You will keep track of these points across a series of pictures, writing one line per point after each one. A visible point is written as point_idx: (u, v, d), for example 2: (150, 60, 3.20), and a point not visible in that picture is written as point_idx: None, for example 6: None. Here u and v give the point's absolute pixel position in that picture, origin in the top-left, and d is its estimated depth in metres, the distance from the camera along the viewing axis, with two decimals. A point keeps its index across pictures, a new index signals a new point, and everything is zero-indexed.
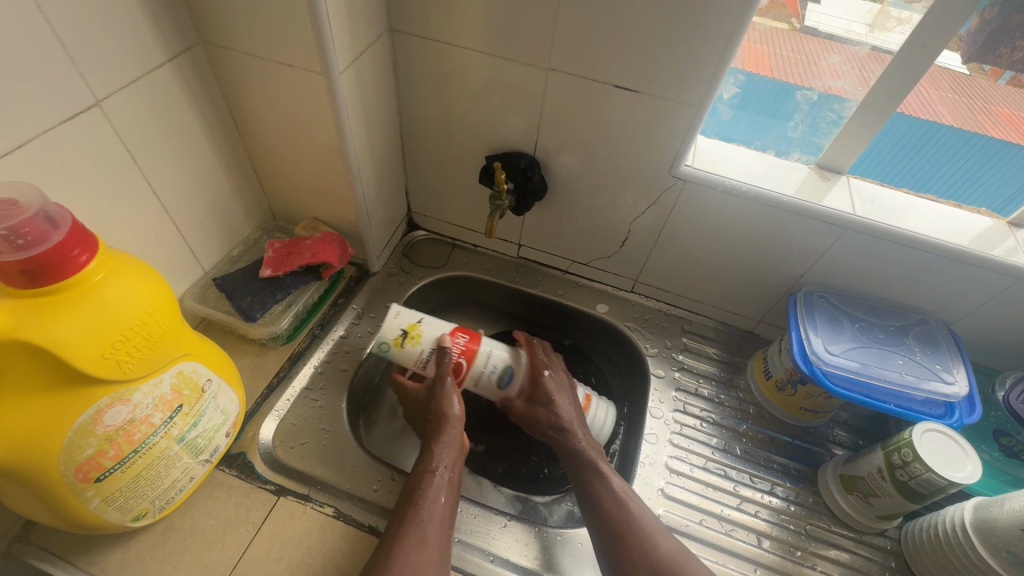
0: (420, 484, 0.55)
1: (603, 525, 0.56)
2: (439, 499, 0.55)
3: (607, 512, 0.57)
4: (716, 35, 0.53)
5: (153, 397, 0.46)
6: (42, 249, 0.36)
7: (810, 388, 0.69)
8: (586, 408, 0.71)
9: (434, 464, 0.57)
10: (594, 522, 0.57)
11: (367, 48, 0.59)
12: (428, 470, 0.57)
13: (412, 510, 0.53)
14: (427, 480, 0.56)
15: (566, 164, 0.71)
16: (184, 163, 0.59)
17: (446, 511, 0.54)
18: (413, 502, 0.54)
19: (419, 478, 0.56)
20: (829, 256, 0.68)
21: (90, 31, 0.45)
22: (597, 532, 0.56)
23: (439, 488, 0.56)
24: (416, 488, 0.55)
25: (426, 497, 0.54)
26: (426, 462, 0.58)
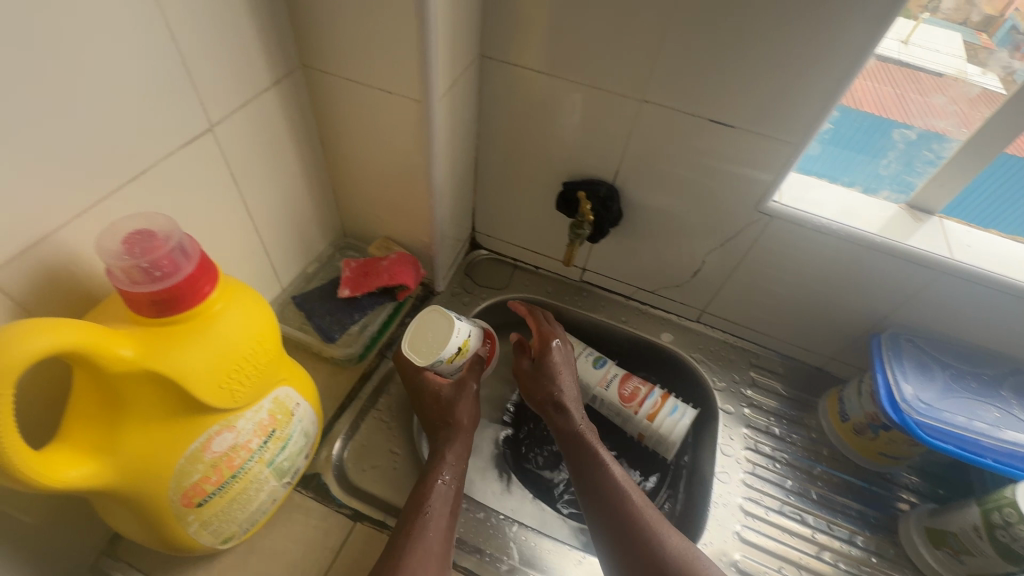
0: (423, 494, 0.55)
1: (607, 515, 0.57)
2: (439, 508, 0.54)
3: (608, 499, 0.57)
4: (824, 74, 0.52)
5: (253, 423, 0.46)
6: (174, 282, 0.36)
7: (893, 434, 0.67)
8: (654, 409, 0.71)
9: (436, 475, 0.57)
10: (597, 511, 0.58)
11: (461, 75, 0.60)
12: (435, 482, 0.56)
13: (418, 521, 0.52)
14: (428, 489, 0.56)
15: (645, 194, 0.70)
16: (276, 183, 0.60)
17: (447, 521, 0.54)
18: (414, 512, 0.54)
19: (423, 487, 0.56)
20: (917, 299, 0.66)
21: (213, 57, 0.46)
22: (600, 522, 0.57)
23: (443, 499, 0.55)
24: (419, 498, 0.55)
25: (430, 507, 0.54)
26: (431, 473, 0.58)
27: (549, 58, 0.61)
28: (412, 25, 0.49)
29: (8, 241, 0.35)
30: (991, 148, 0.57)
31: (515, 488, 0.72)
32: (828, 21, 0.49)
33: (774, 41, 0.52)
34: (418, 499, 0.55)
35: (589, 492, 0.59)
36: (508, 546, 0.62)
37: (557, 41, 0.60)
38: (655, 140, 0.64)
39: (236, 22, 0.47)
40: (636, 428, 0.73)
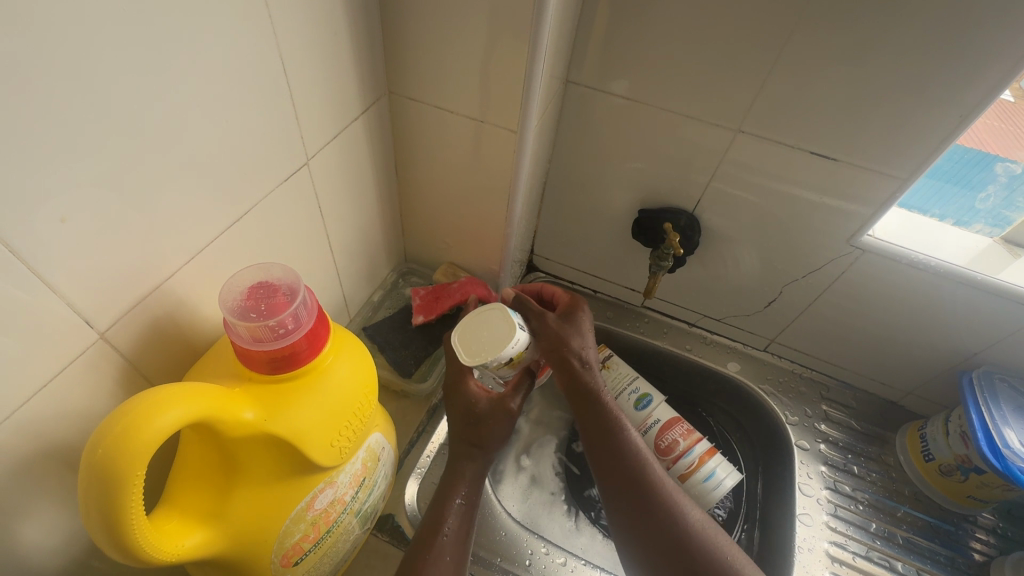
0: (440, 514, 0.51)
1: (622, 480, 0.53)
2: (453, 529, 0.51)
3: (626, 466, 0.54)
4: (944, 109, 0.49)
5: (350, 475, 0.44)
6: (296, 339, 0.34)
7: (984, 479, 0.64)
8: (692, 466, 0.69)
9: (453, 493, 0.53)
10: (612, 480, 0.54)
11: (550, 102, 0.57)
12: (452, 500, 0.52)
13: (434, 548, 0.49)
14: (446, 510, 0.52)
15: (726, 222, 0.67)
16: (355, 213, 0.58)
17: (462, 544, 0.51)
18: (429, 536, 0.50)
19: (439, 505, 0.52)
20: (1012, 339, 0.63)
21: (314, 89, 0.43)
22: (616, 491, 0.54)
23: (460, 519, 0.52)
24: (436, 517, 0.51)
25: (446, 533, 0.50)
26: (447, 488, 0.53)
27: (638, 85, 0.59)
28: (519, 55, 0.47)
29: (125, 293, 0.33)
30: None
31: (584, 525, 0.70)
32: (959, 56, 0.46)
33: (892, 74, 0.49)
34: (434, 522, 0.51)
35: (605, 461, 0.55)
36: None
37: (650, 69, 0.57)
38: (744, 170, 0.61)
39: (336, 51, 0.45)
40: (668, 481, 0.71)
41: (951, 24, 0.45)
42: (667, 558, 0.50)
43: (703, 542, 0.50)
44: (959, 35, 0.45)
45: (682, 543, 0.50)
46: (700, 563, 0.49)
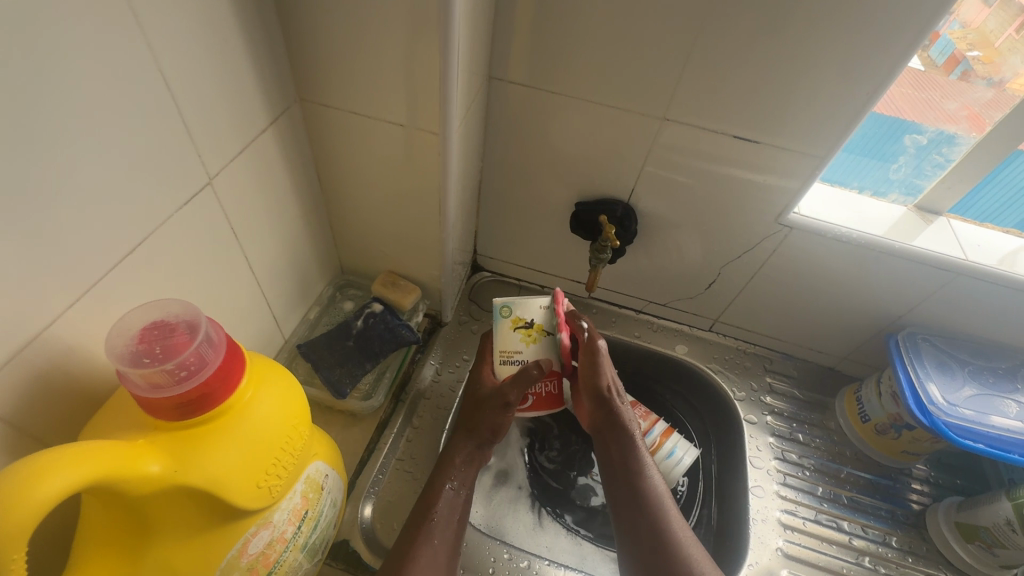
0: (431, 501, 0.54)
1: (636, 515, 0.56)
2: (443, 514, 0.54)
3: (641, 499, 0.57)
4: (850, 87, 0.51)
5: (288, 512, 0.41)
6: (204, 379, 0.31)
7: (916, 433, 0.68)
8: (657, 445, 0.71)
9: (446, 479, 0.56)
10: (627, 511, 0.57)
11: (474, 100, 0.56)
12: (443, 487, 0.56)
13: (424, 532, 0.52)
14: (437, 497, 0.55)
15: (661, 209, 0.68)
16: (276, 229, 0.54)
17: (452, 528, 0.54)
18: (423, 517, 0.53)
19: (430, 492, 0.55)
20: (930, 301, 0.67)
21: (208, 102, 0.40)
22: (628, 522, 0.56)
23: (450, 506, 0.55)
24: (427, 504, 0.54)
25: (438, 517, 0.53)
26: (439, 476, 0.57)
27: (562, 78, 0.58)
28: (431, 55, 0.45)
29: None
30: (1003, 151, 0.58)
31: (547, 522, 0.70)
32: (858, 35, 0.48)
33: (801, 56, 0.50)
34: (426, 507, 0.54)
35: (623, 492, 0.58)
36: None
37: (571, 62, 0.57)
38: (673, 157, 0.62)
39: (230, 60, 0.42)
40: None
41: (849, 5, 0.46)
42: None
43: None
44: (857, 16, 0.47)
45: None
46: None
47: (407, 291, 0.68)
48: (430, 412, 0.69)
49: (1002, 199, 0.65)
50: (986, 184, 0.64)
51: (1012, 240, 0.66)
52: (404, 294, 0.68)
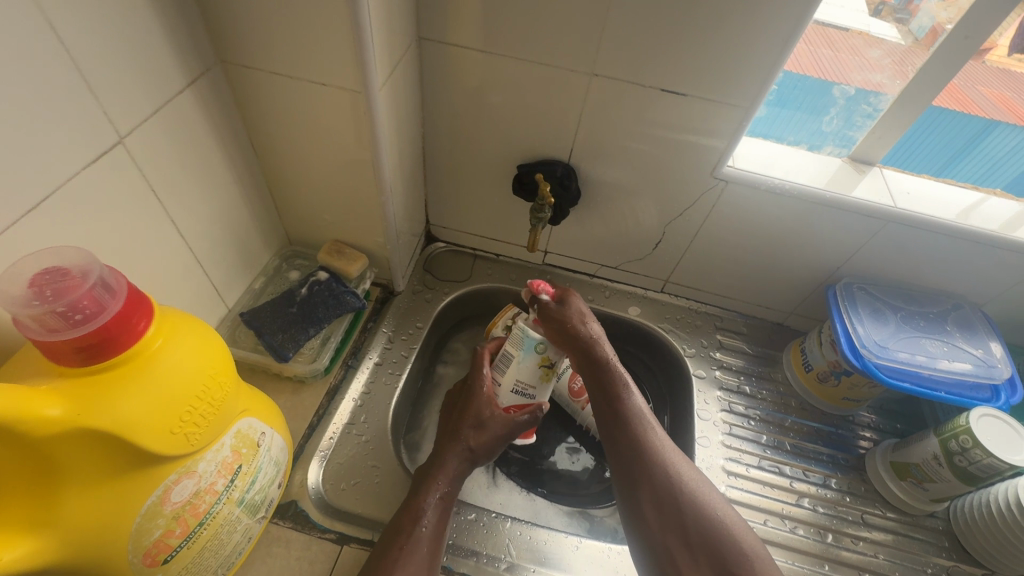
0: (416, 513, 0.53)
1: (624, 454, 0.55)
2: (429, 528, 0.52)
3: (630, 436, 0.56)
4: (762, 34, 0.53)
5: (215, 464, 0.42)
6: (102, 322, 0.32)
7: (854, 379, 0.70)
8: None
9: (431, 491, 0.55)
10: (620, 450, 0.56)
11: (400, 60, 0.56)
12: (428, 498, 0.54)
13: (407, 547, 0.50)
14: (422, 509, 0.53)
15: (600, 169, 0.69)
16: (206, 194, 0.55)
17: (436, 541, 0.52)
18: (407, 529, 0.52)
19: (414, 504, 0.54)
20: (865, 250, 0.69)
21: (111, 59, 0.41)
22: (623, 461, 0.55)
23: (436, 516, 0.53)
24: (414, 514, 0.53)
25: (422, 530, 0.52)
26: (426, 486, 0.55)
27: (490, 37, 0.59)
28: (342, 9, 0.45)
29: None
30: (924, 97, 0.59)
31: (501, 479, 0.71)
32: None
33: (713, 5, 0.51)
34: (411, 519, 0.52)
35: (614, 434, 0.57)
36: (504, 544, 0.60)
37: (496, 20, 0.57)
38: (605, 114, 0.63)
39: (134, 17, 0.42)
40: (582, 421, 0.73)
41: None
42: (664, 517, 0.51)
43: (703, 503, 0.51)
44: None
45: (694, 527, 0.50)
46: (693, 518, 0.50)
47: (353, 259, 0.69)
48: (382, 378, 0.70)
49: (986, 167, 0.68)
50: (970, 151, 0.67)
51: (967, 193, 0.67)
52: (350, 262, 0.69)
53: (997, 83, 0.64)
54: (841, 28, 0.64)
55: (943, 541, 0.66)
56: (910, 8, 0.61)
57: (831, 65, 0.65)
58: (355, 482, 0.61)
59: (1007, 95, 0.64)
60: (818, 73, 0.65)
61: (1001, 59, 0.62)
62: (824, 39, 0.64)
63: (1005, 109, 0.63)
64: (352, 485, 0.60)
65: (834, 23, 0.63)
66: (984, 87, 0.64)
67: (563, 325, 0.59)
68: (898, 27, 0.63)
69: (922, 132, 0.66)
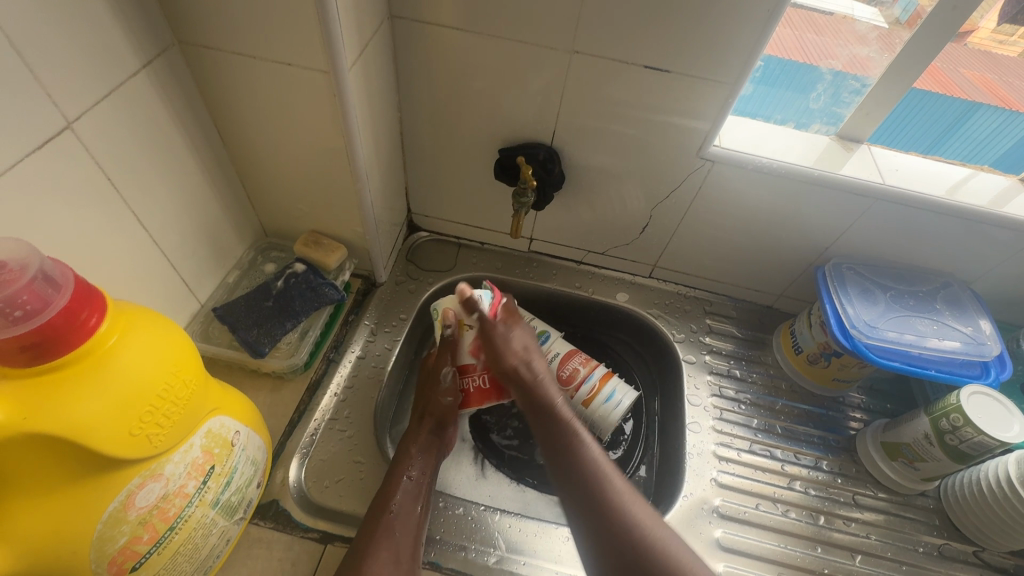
0: (388, 494, 0.55)
1: (605, 545, 0.50)
2: (401, 504, 0.54)
3: (579, 464, 0.55)
4: (744, 6, 0.51)
5: (184, 465, 0.40)
6: (45, 317, 0.30)
7: (844, 360, 0.70)
8: (598, 389, 0.71)
9: (403, 471, 0.57)
10: (572, 495, 0.54)
11: (370, 39, 0.54)
12: (402, 477, 0.57)
13: (384, 524, 0.52)
14: (394, 488, 0.55)
15: (583, 151, 0.67)
16: (167, 184, 0.52)
17: (413, 517, 0.54)
18: (377, 513, 0.53)
19: (387, 484, 0.56)
20: (854, 229, 0.68)
21: (50, 39, 0.38)
22: (577, 506, 0.53)
23: (409, 494, 0.56)
24: (384, 497, 0.54)
25: (397, 508, 0.54)
26: (400, 467, 0.58)
27: (464, 13, 0.56)
28: None
29: None
30: (911, 70, 0.58)
31: (490, 471, 0.69)
32: None
33: None
34: (384, 499, 0.54)
35: (564, 478, 0.55)
36: (493, 537, 0.58)
37: None
38: (586, 94, 0.61)
39: None
40: (572, 410, 0.72)
41: None
42: (622, 564, 0.49)
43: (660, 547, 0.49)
44: None
45: (627, 546, 0.49)
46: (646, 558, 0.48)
47: (331, 250, 0.67)
48: (365, 371, 0.68)
49: (972, 148, 0.66)
50: (954, 132, 0.66)
51: (953, 169, 0.66)
52: (328, 252, 0.66)
53: (981, 66, 0.62)
54: (826, 13, 0.62)
55: (934, 520, 0.66)
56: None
57: (815, 49, 0.63)
58: (339, 479, 0.59)
59: (990, 78, 0.63)
60: (802, 57, 0.63)
61: (984, 39, 0.60)
62: (808, 24, 0.62)
63: (985, 91, 0.62)
64: (336, 482, 0.59)
65: (819, 7, 0.61)
66: (966, 70, 0.62)
67: (500, 353, 0.63)
68: (883, 11, 0.60)
69: (908, 114, 0.65)
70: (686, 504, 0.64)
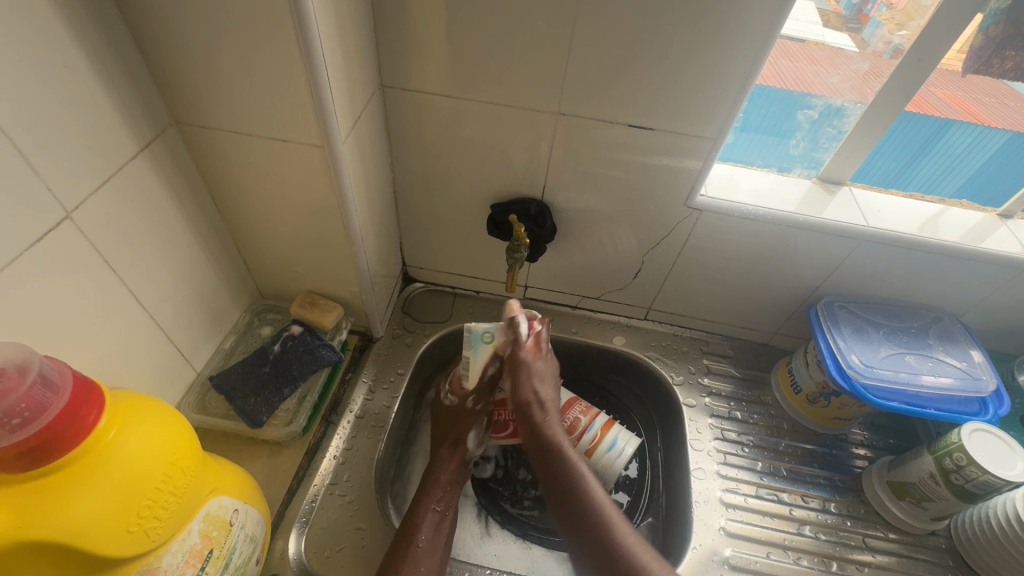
0: (415, 524, 0.56)
1: None
2: (427, 538, 0.55)
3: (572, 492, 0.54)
4: (720, 70, 0.54)
5: (182, 553, 0.39)
6: (44, 421, 0.30)
7: (843, 399, 0.70)
8: (601, 436, 0.70)
9: (427, 505, 0.58)
10: (581, 540, 0.52)
11: (363, 110, 0.56)
12: (426, 509, 0.57)
13: (409, 557, 0.52)
14: (421, 518, 0.56)
15: (573, 204, 0.69)
16: (166, 258, 0.53)
17: (437, 552, 0.55)
18: (405, 544, 0.54)
19: (413, 517, 0.56)
20: (842, 269, 0.69)
21: (57, 135, 0.40)
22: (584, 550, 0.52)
23: (433, 527, 0.56)
24: (411, 528, 0.55)
25: (420, 542, 0.54)
26: (424, 499, 0.58)
27: (453, 80, 0.59)
28: (297, 65, 0.44)
29: None
30: (886, 118, 0.61)
31: (494, 529, 0.68)
32: (715, 19, 0.50)
33: (668, 42, 0.52)
34: (410, 530, 0.55)
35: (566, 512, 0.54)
36: None
37: (459, 65, 0.57)
38: (573, 150, 0.63)
39: (78, 84, 0.40)
40: None
41: None
42: None
43: None
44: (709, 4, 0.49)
45: None
46: None
47: (328, 310, 0.67)
48: (365, 431, 0.67)
49: (949, 163, 0.67)
50: (927, 158, 0.67)
51: (928, 205, 0.69)
52: (324, 313, 0.66)
53: (949, 84, 0.63)
54: (798, 40, 0.62)
55: (947, 560, 0.65)
56: (862, 18, 0.62)
57: (793, 76, 0.63)
58: (341, 548, 0.57)
59: (960, 95, 0.63)
60: (780, 83, 0.63)
61: (954, 61, 0.60)
62: (783, 50, 0.62)
63: (956, 107, 0.63)
64: (338, 551, 0.57)
65: (793, 35, 0.61)
66: (940, 90, 0.63)
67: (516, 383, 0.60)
68: (852, 36, 0.62)
69: (890, 146, 0.66)
70: (697, 556, 0.63)
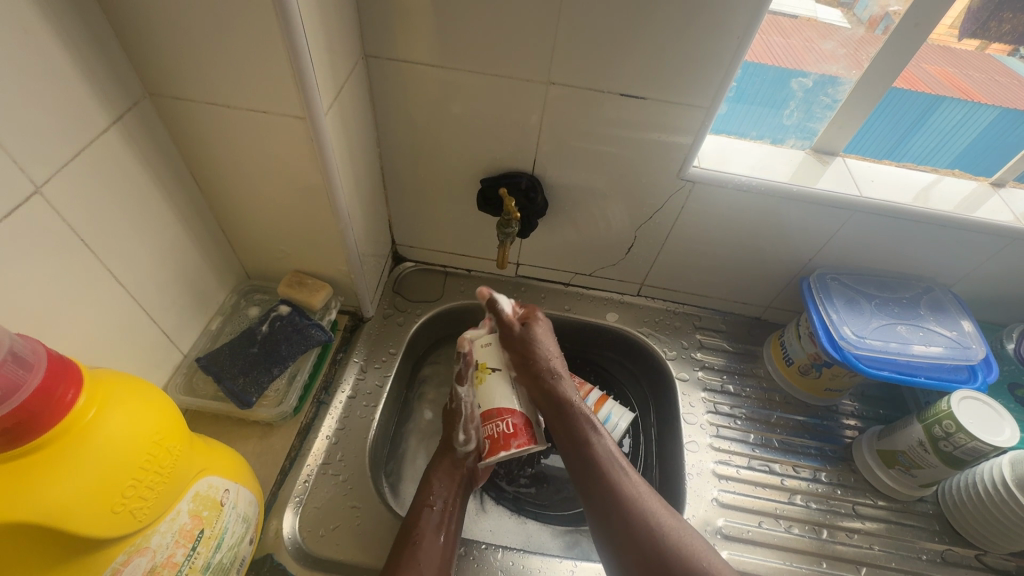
0: (414, 523, 0.55)
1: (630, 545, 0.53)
2: (427, 535, 0.55)
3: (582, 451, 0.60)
4: (714, 36, 0.52)
5: (172, 533, 0.38)
6: (18, 399, 0.29)
7: (834, 370, 0.70)
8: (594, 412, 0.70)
9: (424, 504, 0.58)
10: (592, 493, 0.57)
11: (345, 81, 0.54)
12: (424, 507, 0.57)
13: (408, 553, 0.52)
14: (418, 516, 0.56)
15: (565, 178, 0.68)
16: (144, 237, 0.51)
17: (439, 548, 0.54)
18: (404, 542, 0.54)
19: (412, 517, 0.56)
20: (835, 240, 0.69)
21: (21, 106, 0.38)
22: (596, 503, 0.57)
23: (434, 525, 0.56)
24: (409, 527, 0.55)
25: (421, 538, 0.54)
26: (421, 499, 0.58)
27: (439, 50, 0.57)
28: (273, 31, 0.42)
29: None
30: (881, 85, 0.59)
31: (490, 505, 0.68)
32: None
33: (660, 7, 0.50)
34: (409, 529, 0.55)
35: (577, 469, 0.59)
36: None
37: (444, 33, 0.55)
38: (564, 122, 0.61)
39: (41, 51, 0.38)
40: None
41: None
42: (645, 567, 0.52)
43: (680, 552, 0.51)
44: None
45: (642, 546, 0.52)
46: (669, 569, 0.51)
47: (316, 289, 0.66)
48: (357, 411, 0.66)
49: (939, 139, 0.67)
50: (919, 130, 0.67)
51: (922, 175, 0.68)
52: (313, 293, 0.65)
53: (939, 60, 0.62)
54: (792, 17, 0.61)
55: (934, 525, 0.66)
56: None
57: (784, 52, 0.62)
58: (335, 527, 0.57)
59: (948, 70, 0.63)
60: (771, 60, 0.62)
61: (944, 35, 0.59)
62: (775, 28, 0.61)
63: (944, 82, 0.62)
64: (333, 530, 0.57)
65: (785, 11, 0.60)
66: (930, 66, 0.62)
67: (525, 363, 0.63)
68: (843, 12, 0.61)
69: (882, 119, 0.66)
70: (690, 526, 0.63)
